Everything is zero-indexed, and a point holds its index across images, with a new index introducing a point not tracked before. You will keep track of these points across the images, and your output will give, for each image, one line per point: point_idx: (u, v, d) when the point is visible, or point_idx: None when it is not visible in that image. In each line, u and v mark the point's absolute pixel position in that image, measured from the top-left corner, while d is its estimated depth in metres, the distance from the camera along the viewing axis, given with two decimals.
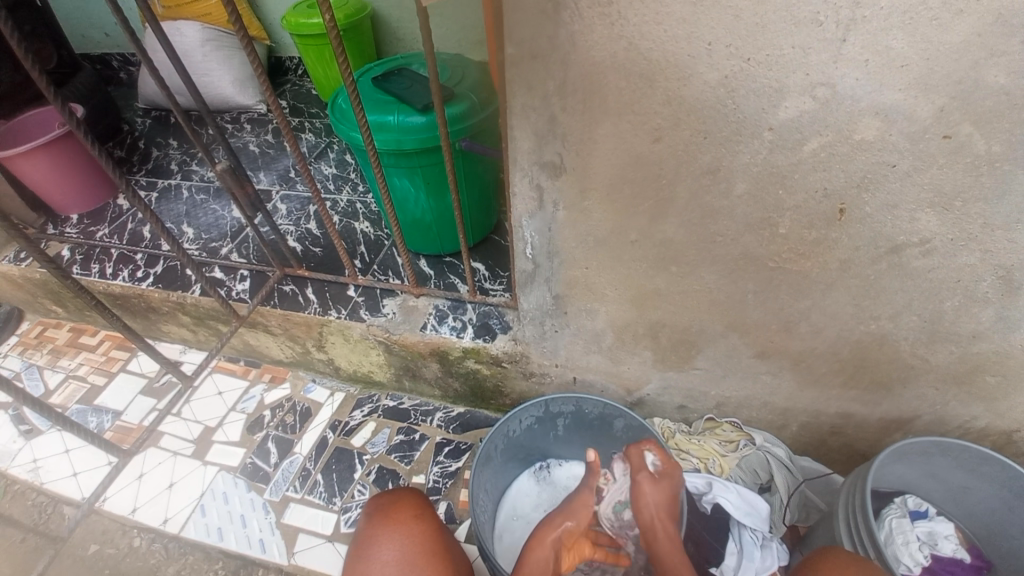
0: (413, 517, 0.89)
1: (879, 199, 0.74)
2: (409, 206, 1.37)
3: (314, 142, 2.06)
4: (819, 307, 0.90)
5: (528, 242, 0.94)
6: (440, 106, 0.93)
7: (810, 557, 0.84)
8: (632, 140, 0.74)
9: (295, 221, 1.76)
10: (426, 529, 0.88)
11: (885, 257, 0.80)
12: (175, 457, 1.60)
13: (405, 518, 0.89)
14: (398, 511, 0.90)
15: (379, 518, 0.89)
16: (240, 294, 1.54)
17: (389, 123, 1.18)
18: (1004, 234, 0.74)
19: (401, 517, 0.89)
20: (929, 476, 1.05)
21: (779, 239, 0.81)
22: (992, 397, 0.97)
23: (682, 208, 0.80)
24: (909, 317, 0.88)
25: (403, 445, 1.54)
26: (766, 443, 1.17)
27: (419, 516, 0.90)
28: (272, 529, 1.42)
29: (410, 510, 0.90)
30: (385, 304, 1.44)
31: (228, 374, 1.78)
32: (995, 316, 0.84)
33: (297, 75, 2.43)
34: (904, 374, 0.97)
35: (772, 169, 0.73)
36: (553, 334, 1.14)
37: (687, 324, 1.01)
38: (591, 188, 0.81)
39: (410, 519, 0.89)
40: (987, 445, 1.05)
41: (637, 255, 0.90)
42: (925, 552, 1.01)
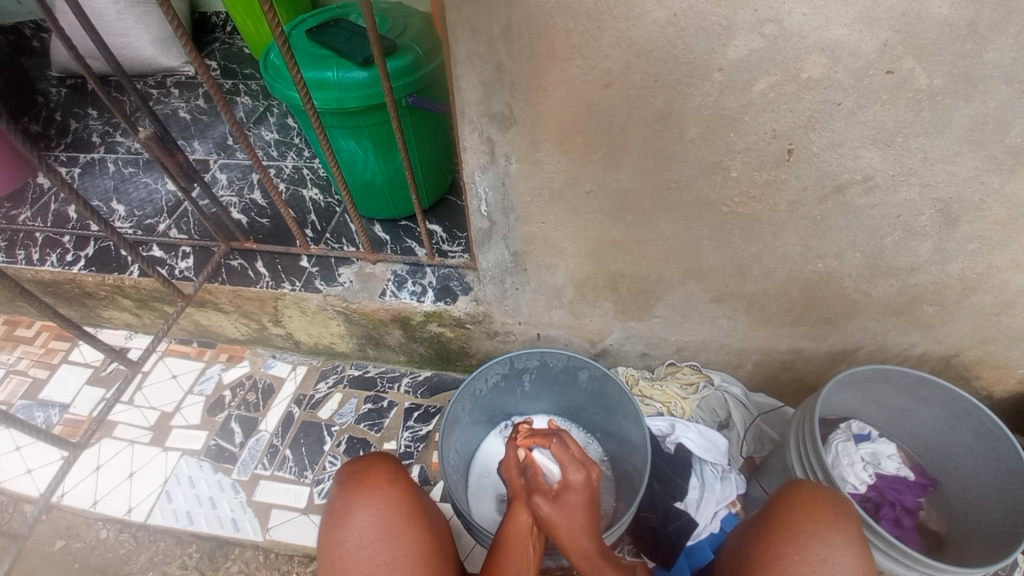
0: (387, 482, 0.88)
1: (826, 138, 0.74)
2: (358, 168, 1.31)
3: (251, 105, 1.92)
4: (770, 249, 0.93)
5: (481, 199, 0.92)
6: (381, 59, 0.87)
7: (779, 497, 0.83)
8: (582, 86, 0.71)
9: (237, 191, 1.66)
10: (402, 493, 0.88)
11: (831, 195, 0.82)
12: (133, 445, 1.54)
13: (379, 485, 0.88)
14: (371, 478, 0.88)
15: (353, 485, 0.88)
16: (184, 272, 1.46)
17: (328, 79, 1.10)
18: (942, 167, 0.76)
19: (376, 483, 0.88)
20: (871, 401, 1.12)
21: (731, 183, 0.82)
22: (929, 325, 1.03)
23: (636, 155, 0.79)
24: (854, 254, 0.91)
25: (372, 414, 1.53)
26: (723, 383, 1.24)
27: (393, 481, 0.89)
28: (243, 508, 1.40)
29: (385, 475, 0.89)
30: (341, 273, 1.40)
31: (181, 356, 1.71)
32: (932, 248, 0.88)
33: (225, 32, 2.24)
34: (849, 309, 1.02)
35: (722, 111, 0.72)
36: (515, 292, 1.14)
37: (646, 273, 1.02)
38: (544, 139, 0.79)
39: (385, 484, 0.88)
40: (924, 369, 1.13)
41: (593, 207, 0.89)
42: (869, 471, 1.10)
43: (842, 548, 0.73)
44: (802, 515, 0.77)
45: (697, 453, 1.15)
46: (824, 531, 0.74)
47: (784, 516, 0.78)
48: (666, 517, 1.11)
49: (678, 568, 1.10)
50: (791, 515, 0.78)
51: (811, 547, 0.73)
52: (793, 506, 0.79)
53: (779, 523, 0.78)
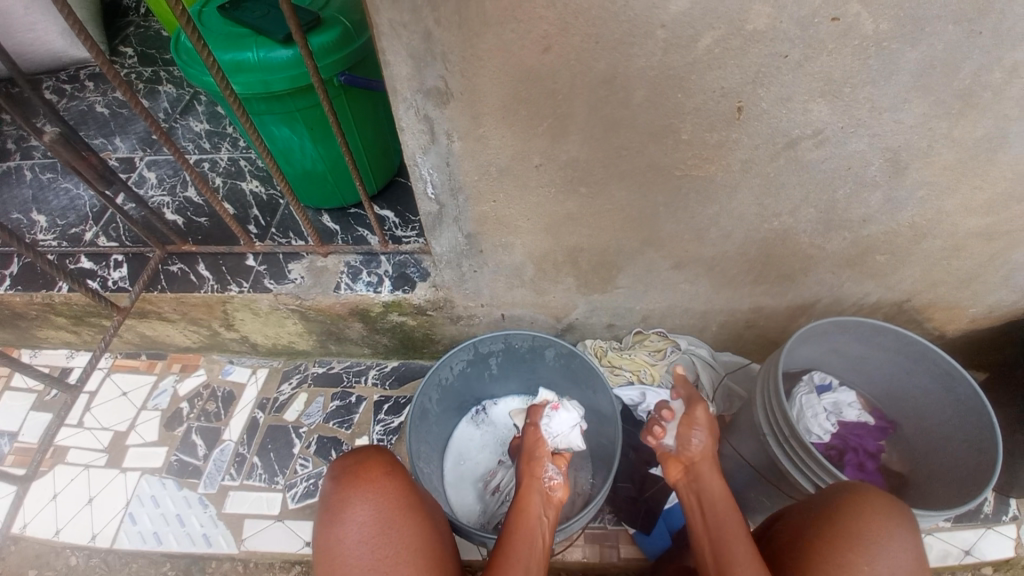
0: (383, 475, 0.85)
1: (775, 92, 0.72)
2: (296, 157, 1.23)
3: (176, 95, 1.78)
4: (727, 211, 0.91)
5: (426, 181, 0.86)
6: (299, 35, 0.79)
7: (841, 491, 0.76)
8: (519, 52, 0.66)
9: (168, 189, 1.54)
10: (400, 485, 0.85)
11: (783, 152, 0.80)
12: (88, 469, 1.45)
13: (375, 478, 0.83)
14: (367, 472, 0.84)
15: (348, 480, 0.83)
16: (119, 283, 1.36)
17: (248, 61, 1.02)
18: (889, 115, 0.76)
19: (373, 477, 0.84)
20: (831, 351, 1.14)
21: (683, 146, 0.79)
22: (882, 273, 1.05)
23: (584, 123, 0.75)
24: (808, 209, 0.91)
25: (341, 411, 1.48)
26: (690, 346, 1.25)
27: (390, 473, 0.85)
28: (215, 522, 1.35)
29: (380, 468, 0.85)
30: (291, 269, 1.32)
31: (130, 371, 1.61)
32: (882, 198, 0.89)
33: (140, 16, 2.05)
34: (806, 264, 1.03)
35: (668, 71, 0.69)
36: (473, 275, 1.10)
37: (605, 245, 0.99)
38: (485, 112, 0.74)
39: (383, 478, 0.84)
40: (879, 316, 1.16)
41: (545, 181, 0.85)
42: (832, 420, 1.13)
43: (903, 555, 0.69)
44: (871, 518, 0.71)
45: None
46: (893, 539, 0.70)
47: (852, 517, 0.72)
48: (643, 484, 1.13)
49: (657, 532, 1.10)
50: (859, 515, 0.72)
51: (879, 558, 0.69)
52: (859, 507, 0.73)
53: (847, 524, 0.72)
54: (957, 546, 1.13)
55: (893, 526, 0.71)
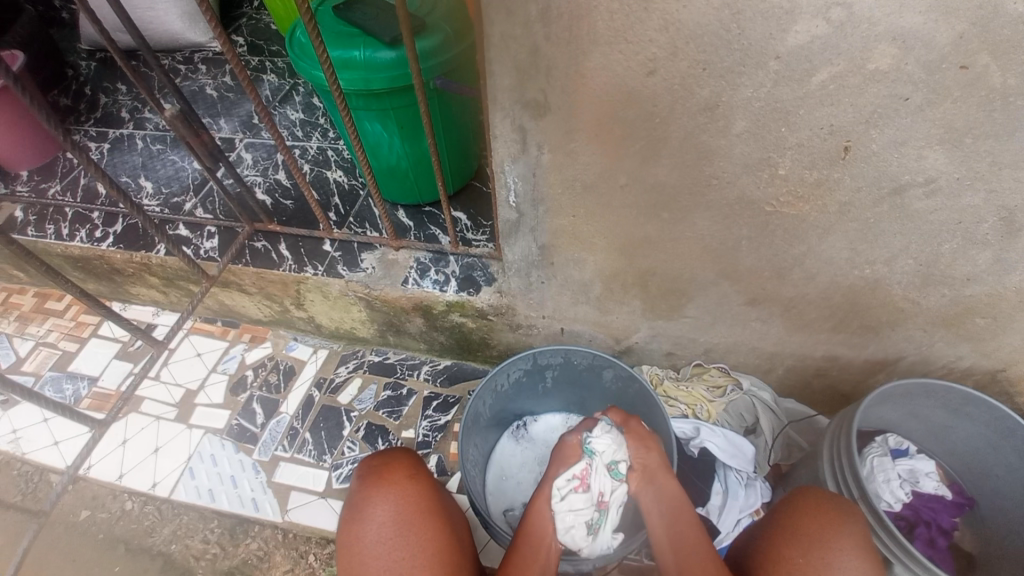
0: (406, 478, 0.87)
1: (887, 135, 0.69)
2: (383, 152, 1.29)
3: (277, 84, 1.91)
4: (814, 253, 0.87)
5: (510, 189, 0.88)
6: (410, 39, 0.83)
7: (785, 497, 0.82)
8: (624, 73, 0.67)
9: (261, 171, 1.65)
10: (420, 489, 0.87)
11: (887, 198, 0.76)
12: (158, 421, 1.56)
13: (398, 480, 0.86)
14: (391, 474, 0.87)
15: (372, 480, 0.87)
16: (209, 252, 1.47)
17: (355, 59, 1.08)
18: (1012, 172, 0.70)
19: (396, 478, 0.87)
20: (911, 415, 1.07)
21: (779, 181, 0.77)
22: (981, 338, 0.97)
23: (677, 149, 0.75)
24: (906, 260, 0.85)
25: (391, 401, 1.52)
26: (752, 388, 1.20)
27: (412, 477, 0.88)
28: (264, 488, 1.42)
29: (403, 471, 0.88)
30: (364, 259, 1.38)
31: (205, 335, 1.73)
32: (993, 258, 0.82)
33: (253, 9, 2.22)
34: (894, 318, 0.97)
35: (774, 104, 0.67)
36: (539, 286, 1.10)
37: (679, 272, 0.97)
38: (579, 128, 0.75)
39: (405, 480, 0.87)
40: (970, 384, 1.07)
41: (628, 201, 0.85)
42: (906, 489, 1.03)
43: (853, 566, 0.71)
44: (810, 518, 0.76)
45: (722, 458, 1.10)
46: (833, 538, 0.73)
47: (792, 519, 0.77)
48: None
49: None
50: (797, 516, 0.77)
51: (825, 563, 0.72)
52: (797, 507, 0.78)
53: (787, 526, 0.77)
54: None
55: (832, 526, 0.75)
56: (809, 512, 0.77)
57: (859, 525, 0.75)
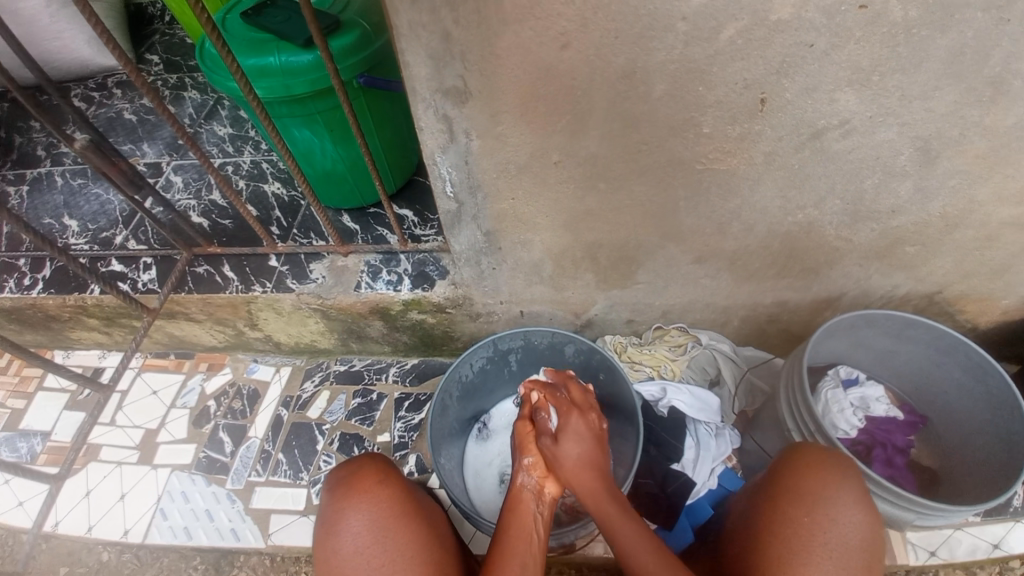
0: (377, 484, 0.86)
1: (799, 83, 0.71)
2: (316, 158, 1.25)
3: (200, 100, 1.82)
4: (748, 204, 0.90)
5: (446, 180, 0.87)
6: (320, 38, 0.80)
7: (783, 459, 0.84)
8: (538, 49, 0.66)
9: (194, 193, 1.58)
10: (393, 493, 0.86)
11: (807, 143, 0.79)
12: (121, 466, 1.50)
13: (369, 487, 0.85)
14: (360, 483, 0.86)
15: (342, 492, 0.85)
16: (148, 285, 1.40)
17: (270, 65, 1.03)
18: (919, 104, 0.73)
19: (365, 486, 0.85)
20: (858, 346, 1.12)
21: (705, 139, 0.78)
22: (913, 265, 1.02)
23: (603, 120, 0.75)
24: (833, 200, 0.89)
25: (362, 408, 1.50)
26: (711, 341, 1.24)
27: (383, 482, 0.87)
28: (242, 516, 1.38)
29: (373, 477, 0.87)
30: (312, 269, 1.35)
31: (159, 370, 1.66)
32: (912, 188, 0.86)
33: (164, 23, 2.10)
34: (831, 257, 1.01)
35: (689, 64, 0.68)
36: (492, 272, 1.10)
37: (625, 241, 0.99)
38: (504, 110, 0.74)
39: (375, 487, 0.86)
40: (909, 309, 1.13)
41: (563, 178, 0.85)
42: (859, 415, 1.10)
43: (855, 518, 0.75)
44: (811, 479, 0.79)
45: (691, 414, 1.14)
46: (831, 493, 0.77)
47: (794, 479, 0.80)
48: (666, 480, 1.10)
49: (680, 528, 1.11)
50: (797, 477, 0.80)
51: (832, 518, 0.75)
52: (797, 468, 0.81)
53: (791, 488, 0.79)
54: (987, 541, 1.11)
55: (830, 481, 0.78)
56: (810, 471, 0.79)
57: (855, 478, 0.79)
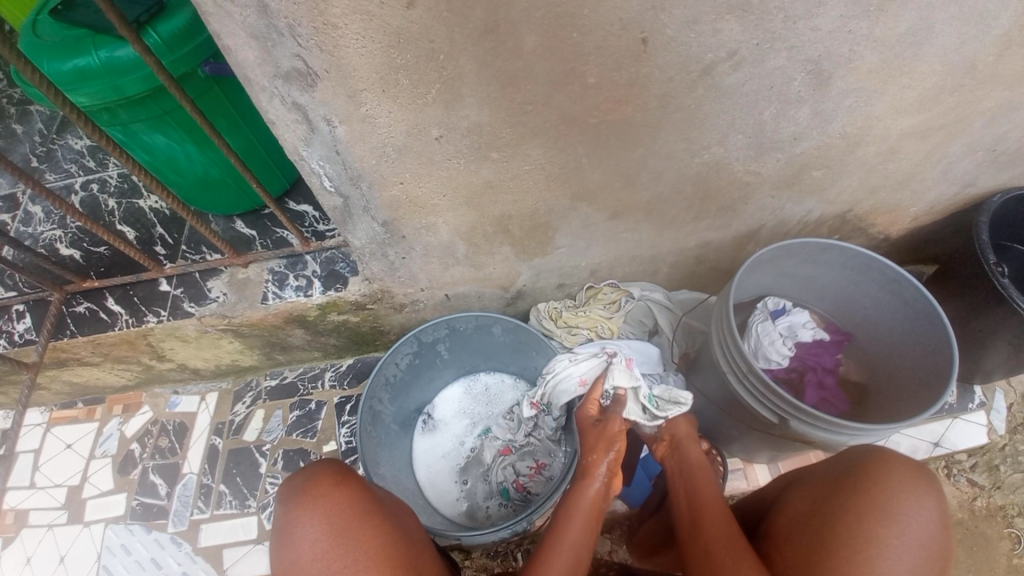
0: (334, 485, 0.76)
1: (679, 16, 0.64)
2: (182, 165, 1.10)
3: (49, 112, 1.58)
4: (653, 152, 0.85)
5: (321, 174, 0.77)
6: (129, 31, 0.67)
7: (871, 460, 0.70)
8: (378, 12, 0.56)
9: (58, 222, 1.38)
10: (353, 493, 0.76)
11: (699, 81, 0.74)
12: (55, 528, 1.36)
13: (326, 490, 0.75)
14: (315, 486, 0.75)
15: (295, 498, 0.75)
16: (26, 335, 1.24)
17: (90, 66, 0.87)
18: (805, 24, 0.69)
19: (323, 488, 0.75)
20: (781, 275, 1.12)
21: (592, 90, 0.71)
22: (822, 188, 1.02)
23: (477, 83, 0.66)
24: (736, 136, 0.85)
25: (302, 421, 1.41)
26: (644, 293, 1.22)
27: (341, 483, 0.77)
28: (192, 558, 1.30)
29: (330, 480, 0.77)
30: (210, 288, 1.21)
31: (69, 422, 1.50)
32: (811, 112, 0.83)
33: None
34: (744, 193, 0.99)
35: (557, 9, 0.60)
36: (403, 261, 1.02)
37: (534, 208, 0.92)
38: (361, 88, 0.64)
39: (333, 488, 0.75)
40: (825, 231, 1.14)
41: (452, 153, 0.77)
42: (789, 344, 1.12)
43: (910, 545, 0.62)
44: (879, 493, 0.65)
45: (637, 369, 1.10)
46: (900, 505, 0.64)
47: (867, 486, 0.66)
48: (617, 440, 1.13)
49: (639, 481, 1.14)
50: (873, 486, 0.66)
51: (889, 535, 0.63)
52: (879, 477, 0.67)
53: (862, 489, 0.67)
54: (926, 440, 1.20)
55: (906, 485, 0.65)
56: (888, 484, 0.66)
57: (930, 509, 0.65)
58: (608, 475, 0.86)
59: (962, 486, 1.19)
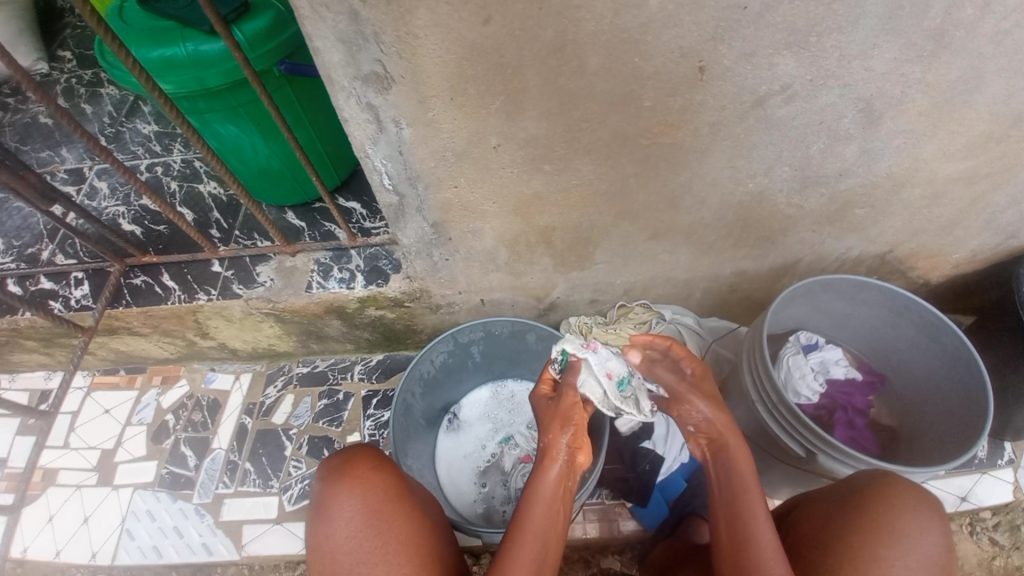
0: (371, 469, 0.80)
1: (737, 48, 0.67)
2: (248, 155, 1.17)
3: (121, 97, 1.69)
4: (699, 177, 0.87)
5: (382, 172, 0.82)
6: (222, 27, 0.73)
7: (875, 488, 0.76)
8: (457, 26, 0.61)
9: (123, 199, 1.48)
10: (388, 479, 0.80)
11: (751, 111, 0.76)
12: (80, 489, 1.43)
13: (363, 473, 0.79)
14: (352, 469, 0.79)
15: (333, 477, 0.79)
16: (82, 301, 1.31)
17: (178, 57, 0.94)
18: (859, 63, 0.71)
19: (360, 471, 0.79)
20: (817, 310, 1.12)
21: (646, 113, 0.75)
22: (864, 227, 1.02)
23: (538, 98, 0.70)
24: (782, 168, 0.87)
25: (329, 409, 1.46)
26: (675, 316, 1.20)
27: (377, 468, 0.80)
28: (213, 530, 1.34)
29: (368, 463, 0.80)
30: (259, 272, 1.28)
31: (111, 388, 1.58)
32: (859, 150, 0.85)
33: (73, 14, 1.94)
34: (785, 225, 1.00)
35: (622, 34, 0.64)
36: (446, 263, 1.06)
37: (577, 222, 0.95)
38: (431, 95, 0.69)
39: (370, 472, 0.79)
40: (863, 270, 1.14)
41: (506, 162, 0.81)
42: (820, 380, 1.11)
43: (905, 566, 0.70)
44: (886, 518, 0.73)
45: None
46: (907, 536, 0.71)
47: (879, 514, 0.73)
48: (635, 459, 1.14)
49: (654, 503, 1.13)
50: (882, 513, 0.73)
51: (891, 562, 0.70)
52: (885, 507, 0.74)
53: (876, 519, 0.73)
54: (953, 494, 1.17)
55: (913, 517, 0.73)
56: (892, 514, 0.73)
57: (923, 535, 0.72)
58: (569, 453, 0.85)
59: (983, 545, 1.14)
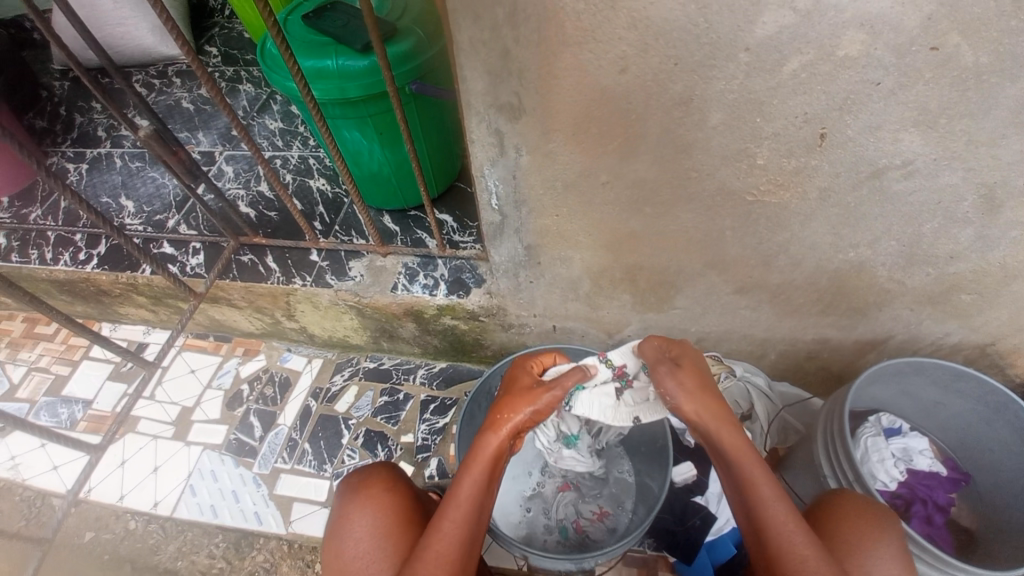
0: (383, 490, 0.87)
1: (862, 120, 0.69)
2: (364, 160, 1.29)
3: (254, 94, 1.89)
4: (797, 239, 0.88)
5: (492, 193, 0.88)
6: (380, 46, 0.83)
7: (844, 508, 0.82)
8: (596, 71, 0.66)
9: (243, 183, 1.64)
10: (397, 500, 0.87)
11: (866, 181, 0.76)
12: (156, 440, 1.56)
13: (376, 492, 0.87)
14: (367, 488, 0.88)
15: (350, 496, 0.88)
16: (195, 269, 1.46)
17: (327, 68, 1.06)
18: (988, 149, 0.70)
19: (374, 492, 0.87)
20: (903, 394, 1.07)
21: (758, 171, 0.76)
22: (968, 314, 0.97)
23: (655, 144, 0.74)
24: (888, 242, 0.86)
25: (389, 407, 1.52)
26: (746, 374, 1.18)
27: (389, 489, 0.88)
28: (266, 501, 1.42)
29: (381, 484, 0.88)
30: (352, 267, 1.38)
31: (198, 351, 1.72)
32: (974, 235, 0.82)
33: (224, 16, 2.20)
34: (880, 299, 0.97)
35: (749, 95, 0.67)
36: (529, 285, 1.10)
37: (665, 265, 0.97)
38: (556, 129, 0.74)
39: (381, 493, 0.87)
40: (960, 359, 1.07)
41: (610, 198, 0.84)
42: (900, 468, 1.05)
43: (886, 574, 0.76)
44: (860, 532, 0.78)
45: None
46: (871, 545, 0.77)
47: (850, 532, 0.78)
48: (685, 515, 1.12)
49: (700, 563, 1.07)
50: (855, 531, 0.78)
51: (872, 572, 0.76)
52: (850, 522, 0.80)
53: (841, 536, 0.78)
54: None
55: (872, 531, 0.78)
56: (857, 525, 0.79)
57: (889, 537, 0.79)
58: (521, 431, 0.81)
59: None
